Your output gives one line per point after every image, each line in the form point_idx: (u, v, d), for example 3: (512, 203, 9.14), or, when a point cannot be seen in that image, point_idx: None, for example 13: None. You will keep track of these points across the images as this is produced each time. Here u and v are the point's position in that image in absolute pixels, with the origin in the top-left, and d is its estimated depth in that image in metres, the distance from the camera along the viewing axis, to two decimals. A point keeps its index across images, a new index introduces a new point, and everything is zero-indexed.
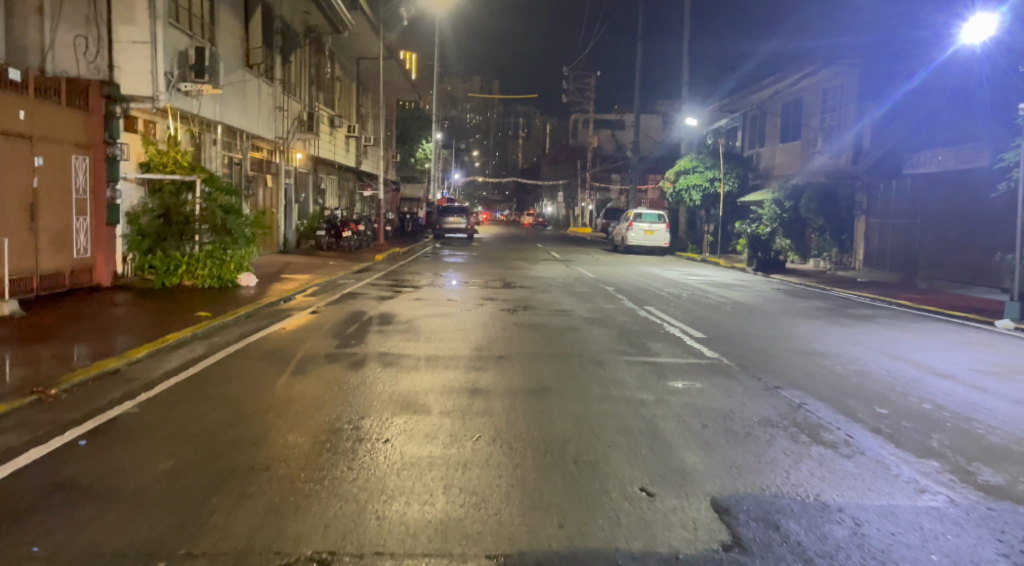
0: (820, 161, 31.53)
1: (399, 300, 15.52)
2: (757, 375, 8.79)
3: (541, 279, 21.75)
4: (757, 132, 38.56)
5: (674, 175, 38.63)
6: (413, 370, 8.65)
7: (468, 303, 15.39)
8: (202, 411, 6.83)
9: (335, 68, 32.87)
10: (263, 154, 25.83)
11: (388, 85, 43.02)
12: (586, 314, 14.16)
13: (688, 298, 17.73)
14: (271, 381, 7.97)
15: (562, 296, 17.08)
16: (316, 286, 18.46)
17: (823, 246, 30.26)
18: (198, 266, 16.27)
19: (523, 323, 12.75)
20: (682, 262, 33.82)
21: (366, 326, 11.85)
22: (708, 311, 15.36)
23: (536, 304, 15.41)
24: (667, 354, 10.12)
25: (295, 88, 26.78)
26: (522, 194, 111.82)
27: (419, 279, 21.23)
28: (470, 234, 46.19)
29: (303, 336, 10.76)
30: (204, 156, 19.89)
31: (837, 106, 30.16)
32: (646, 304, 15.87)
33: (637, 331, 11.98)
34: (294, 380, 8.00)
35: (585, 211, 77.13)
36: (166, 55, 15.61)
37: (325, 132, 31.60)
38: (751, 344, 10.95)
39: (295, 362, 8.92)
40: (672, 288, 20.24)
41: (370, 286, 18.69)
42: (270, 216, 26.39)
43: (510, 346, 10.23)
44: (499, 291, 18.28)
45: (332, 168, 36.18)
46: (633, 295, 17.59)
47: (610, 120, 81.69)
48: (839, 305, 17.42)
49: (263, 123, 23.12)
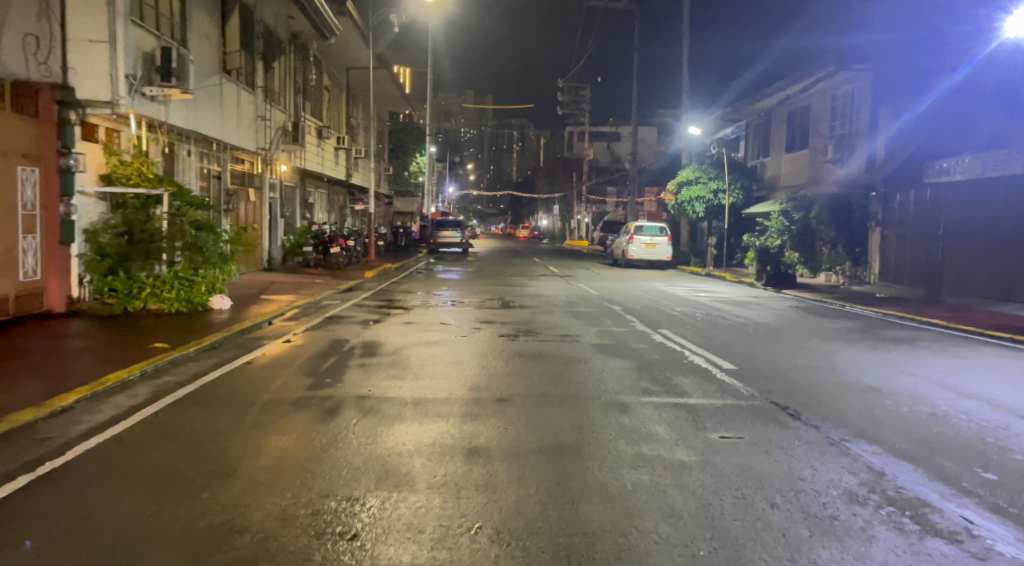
0: (830, 170, 30.33)
1: (388, 325, 14.03)
2: (810, 420, 7.30)
3: (541, 298, 20.29)
4: (761, 142, 37.31)
5: (675, 186, 37.17)
6: (397, 420, 7.07)
7: (463, 327, 13.85)
8: (119, 491, 5.38)
9: (322, 76, 31.43)
10: (246, 167, 24.35)
11: (378, 96, 41.62)
12: (596, 340, 12.67)
13: (704, 319, 16.26)
14: (219, 439, 6.45)
15: (567, 318, 15.57)
16: (297, 308, 16.97)
17: (835, 259, 29.08)
18: (165, 289, 14.82)
19: (526, 352, 11.24)
20: (686, 276, 32.48)
21: (348, 358, 10.33)
22: (729, 334, 13.90)
23: (539, 329, 13.92)
24: (698, 392, 8.61)
25: (279, 97, 25.34)
26: (517, 207, 110.51)
27: (409, 298, 19.73)
28: (464, 248, 44.68)
29: (272, 373, 9.26)
30: (177, 169, 18.38)
31: (849, 113, 28.97)
32: (661, 327, 14.41)
33: (658, 361, 10.49)
34: (246, 437, 6.51)
35: (582, 224, 75.79)
36: (127, 56, 14.11)
37: (312, 143, 30.12)
38: (792, 378, 9.45)
39: (254, 411, 7.41)
40: (683, 307, 18.78)
41: (357, 307, 17.15)
42: (253, 232, 24.88)
43: (514, 383, 8.72)
44: (497, 311, 16.79)
45: (321, 182, 34.69)
46: (644, 316, 16.15)
47: (605, 132, 80.46)
48: (869, 325, 15.98)
49: (243, 134, 21.65)
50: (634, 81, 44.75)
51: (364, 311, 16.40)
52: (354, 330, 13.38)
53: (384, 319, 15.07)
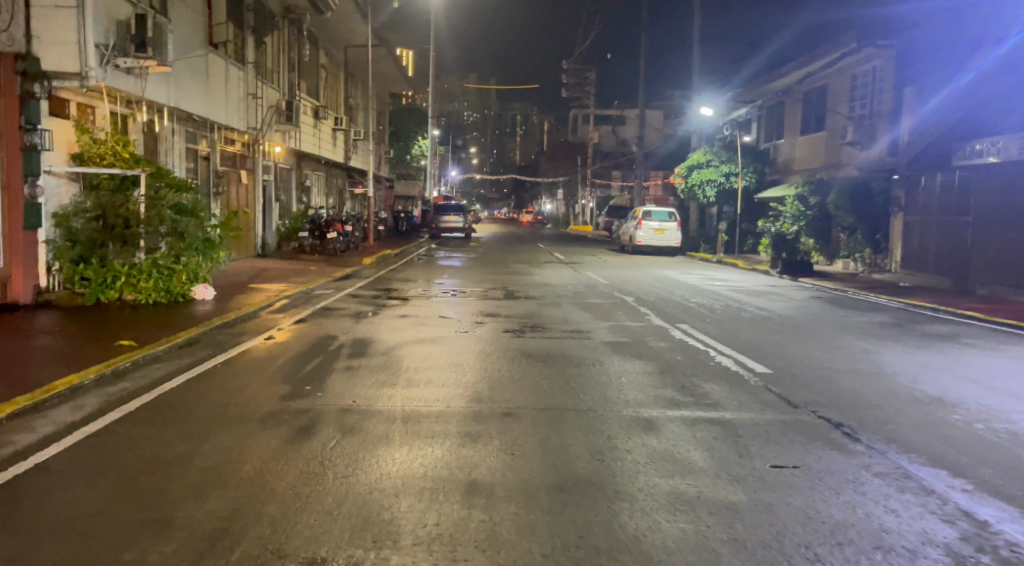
0: (849, 153, 29.19)
1: (382, 319, 12.92)
2: (872, 441, 6.18)
3: (547, 287, 19.16)
4: (774, 124, 36.13)
5: (685, 169, 35.94)
6: (384, 442, 5.96)
7: (465, 321, 12.75)
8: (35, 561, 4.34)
9: (318, 54, 30.22)
10: (237, 148, 23.23)
11: (378, 76, 40.35)
12: (609, 337, 11.54)
13: (723, 312, 15.14)
14: (169, 471, 5.39)
15: (575, 310, 14.47)
16: (287, 299, 15.85)
17: (853, 246, 28.18)
18: (142, 278, 13.68)
19: (532, 351, 10.14)
20: (697, 263, 31.38)
21: (334, 359, 9.22)
22: (753, 329, 12.79)
23: (547, 323, 12.81)
24: (732, 402, 7.46)
25: (272, 74, 24.19)
26: (520, 191, 109.20)
27: (408, 287, 18.63)
28: (467, 233, 43.52)
29: (246, 380, 8.18)
30: (160, 150, 17.27)
31: (869, 94, 27.97)
32: (678, 321, 13.29)
33: (681, 363, 9.36)
34: (203, 471, 5.43)
35: (586, 209, 74.54)
36: (97, 23, 13.03)
37: (308, 123, 28.97)
38: (836, 384, 8.34)
39: (219, 430, 6.32)
40: (700, 298, 17.66)
41: (350, 297, 16.04)
42: (245, 217, 23.78)
43: (521, 392, 7.60)
44: (501, 302, 15.69)
45: (318, 164, 33.53)
46: (658, 308, 15.03)
47: (610, 115, 79.12)
48: (902, 317, 14.86)
49: (232, 113, 20.52)
50: (641, 62, 43.44)
51: (358, 303, 15.31)
52: (343, 325, 12.28)
53: (379, 311, 13.94)
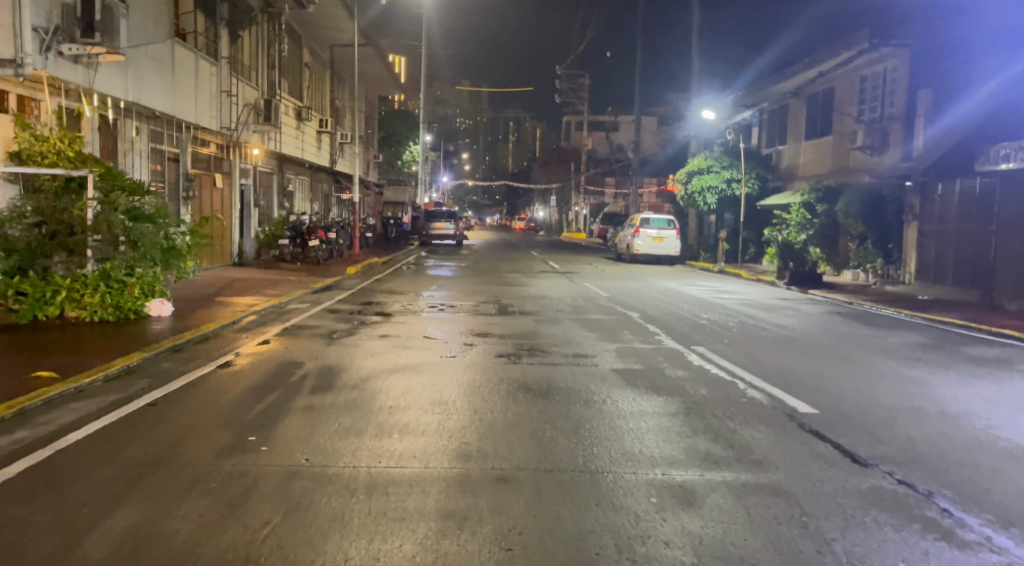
0: (858, 158, 27.86)
1: (363, 341, 11.41)
2: (971, 522, 4.83)
3: (543, 300, 17.67)
4: (777, 128, 34.82)
5: (685, 175, 34.47)
6: (339, 536, 4.54)
7: (453, 342, 11.26)
8: None
9: (301, 52, 28.77)
10: (213, 150, 21.72)
11: (366, 78, 38.89)
12: (617, 363, 10.08)
13: (740, 330, 13.69)
14: None
15: (577, 329, 13.01)
16: (257, 314, 14.30)
17: (864, 256, 26.77)
18: (86, 291, 12.12)
19: (528, 381, 8.67)
20: (698, 274, 30.01)
21: (294, 394, 7.69)
22: (778, 352, 11.36)
23: (544, 344, 11.34)
24: (780, 457, 5.97)
25: (249, 72, 22.76)
26: (513, 198, 107.91)
27: (392, 300, 17.14)
28: (458, 241, 42.06)
29: (177, 425, 6.62)
30: (119, 150, 15.76)
31: (879, 96, 26.75)
32: (693, 343, 11.82)
33: (706, 398, 7.90)
34: None
35: (579, 216, 73.21)
36: (35, 4, 11.52)
37: (290, 124, 27.51)
38: (902, 430, 6.88)
39: (111, 518, 4.79)
40: (711, 313, 16.21)
41: (327, 313, 14.54)
42: (220, 223, 22.27)
43: (518, 443, 6.17)
44: (493, 319, 14.22)
45: (301, 168, 31.99)
46: (668, 327, 13.61)
47: (603, 121, 77.91)
48: (939, 337, 13.45)
49: (203, 112, 19.03)
50: (637, 64, 42.06)
51: (335, 320, 13.77)
52: (312, 349, 10.74)
53: (357, 331, 12.44)
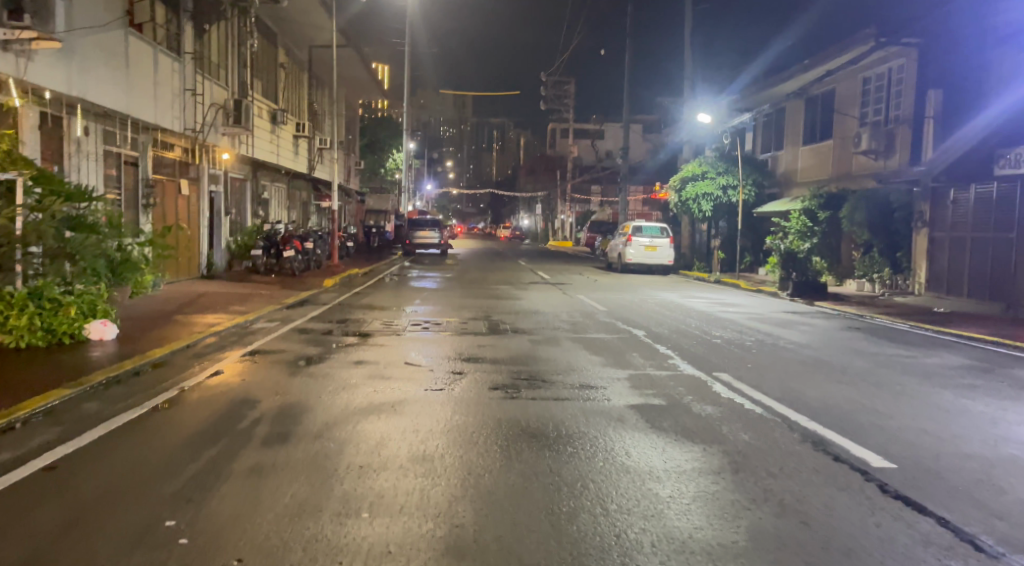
0: (862, 162, 26.56)
1: (335, 369, 9.90)
2: None
3: (536, 316, 16.16)
4: (773, 132, 33.52)
5: (678, 182, 33.14)
6: None
7: (439, 371, 9.76)
8: None
9: (276, 52, 27.27)
10: (178, 154, 20.15)
11: (346, 82, 37.39)
12: (632, 396, 8.60)
13: (761, 352, 12.20)
14: None
15: (579, 352, 11.51)
16: (216, 335, 12.73)
17: (870, 265, 25.35)
18: (11, 311, 10.60)
19: (529, 424, 7.18)
20: (695, 284, 28.66)
21: (239, 448, 6.23)
22: (811, 378, 9.92)
23: (544, 372, 9.86)
24: (868, 544, 4.57)
25: (218, 70, 21.23)
26: (498, 207, 106.41)
27: (371, 316, 15.61)
28: (443, 250, 40.51)
29: (78, 507, 5.14)
30: (65, 152, 14.24)
31: (884, 98, 25.51)
32: (714, 369, 10.38)
33: (750, 444, 6.50)
34: None
35: (565, 224, 71.74)
36: None
37: (264, 128, 25.94)
38: (1006, 492, 5.47)
39: None
40: (723, 332, 14.75)
41: (297, 334, 12.99)
42: (186, 233, 20.66)
43: (528, 530, 4.74)
44: (484, 340, 12.74)
45: (278, 175, 30.37)
46: (681, 348, 12.17)
47: (589, 129, 76.61)
48: (983, 358, 12.02)
49: (164, 112, 17.51)
50: (627, 68, 40.68)
51: (305, 342, 12.23)
52: (272, 381, 9.23)
53: (328, 356, 10.90)
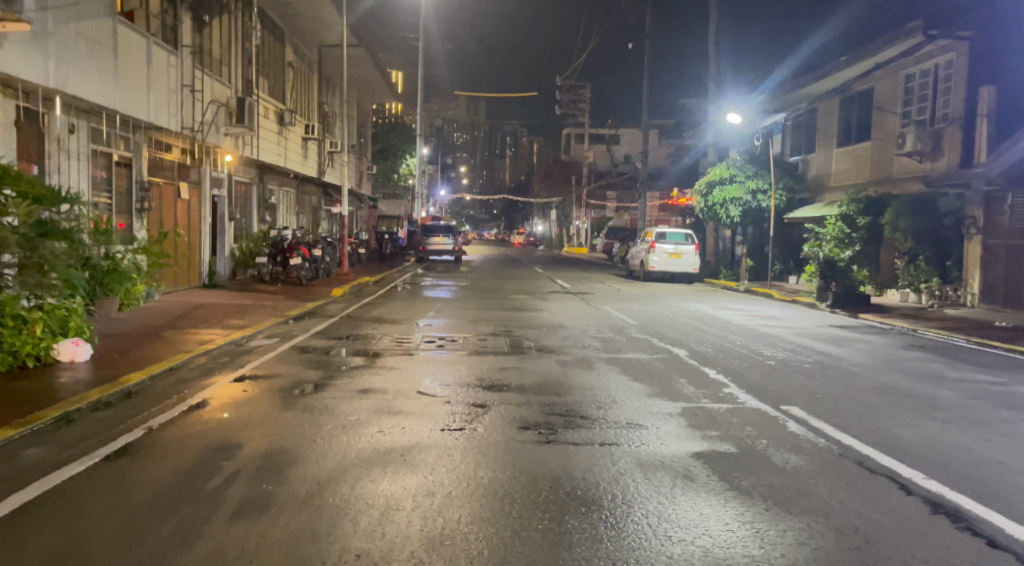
0: (905, 165, 25.07)
1: (343, 400, 8.51)
2: None
3: (562, 331, 14.72)
4: (805, 134, 31.98)
5: (704, 186, 31.62)
6: None
7: (459, 404, 8.31)
8: None
9: (283, 49, 25.91)
10: (179, 156, 18.83)
11: (357, 83, 36.02)
12: (692, 442, 7.14)
13: (827, 377, 10.72)
14: None
15: (618, 378, 10.06)
16: (209, 354, 11.31)
17: (915, 275, 23.90)
18: None
19: (577, 484, 5.79)
20: (725, 294, 27.16)
21: (201, 530, 4.92)
22: (899, 412, 8.48)
23: (581, 405, 8.43)
24: None
25: (221, 66, 19.83)
26: (511, 213, 105.08)
27: (385, 332, 14.22)
28: (457, 256, 39.11)
29: None
30: (45, 150, 12.86)
31: (930, 97, 23.98)
32: (779, 402, 8.95)
33: (871, 525, 5.11)
34: None
35: (579, 230, 70.27)
36: None
37: (270, 128, 24.59)
38: None
39: None
40: (773, 350, 13.29)
41: (302, 354, 11.60)
42: (185, 239, 19.31)
43: None
44: (509, 361, 11.32)
45: (286, 179, 29.04)
46: (735, 373, 10.72)
47: (604, 134, 75.14)
48: None
49: (161, 108, 16.08)
50: (647, 68, 39.10)
51: (309, 364, 10.80)
52: (262, 416, 7.82)
53: (334, 381, 9.48)
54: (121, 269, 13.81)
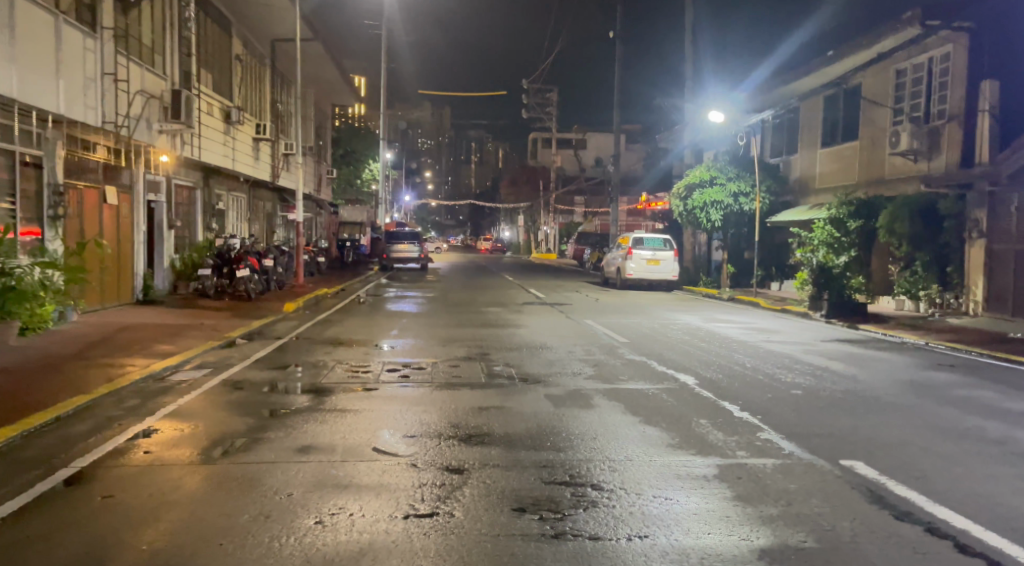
0: (897, 164, 23.47)
1: (279, 466, 6.47)
2: None
3: (545, 355, 12.69)
4: (788, 133, 30.32)
5: (682, 189, 29.68)
6: None
7: (428, 470, 6.30)
8: None
9: (229, 41, 23.67)
10: (107, 156, 16.64)
11: (316, 82, 33.79)
12: (746, 528, 5.26)
13: (871, 414, 8.80)
14: None
15: (626, 423, 8.09)
16: (118, 395, 9.20)
17: (914, 281, 22.05)
18: None
19: None
20: (711, 304, 25.39)
21: None
22: (991, 472, 6.59)
23: (587, 467, 6.49)
24: None
25: (153, 55, 17.63)
26: (477, 219, 102.98)
27: (338, 358, 12.12)
28: (423, 264, 37.00)
29: None
30: None
31: (924, 92, 22.36)
32: (833, 453, 7.08)
33: None
34: None
35: (547, 236, 68.43)
36: None
37: (215, 128, 22.36)
38: None
39: None
40: (792, 375, 11.36)
41: (235, 392, 9.51)
42: (112, 251, 17.09)
43: None
44: (487, 396, 9.34)
45: (235, 183, 26.75)
46: (763, 411, 8.80)
47: (571, 138, 73.35)
48: None
49: (75, 99, 13.89)
50: (619, 66, 37.24)
51: (241, 408, 8.71)
52: (158, 493, 5.78)
53: (266, 436, 7.38)
54: (21, 287, 11.81)
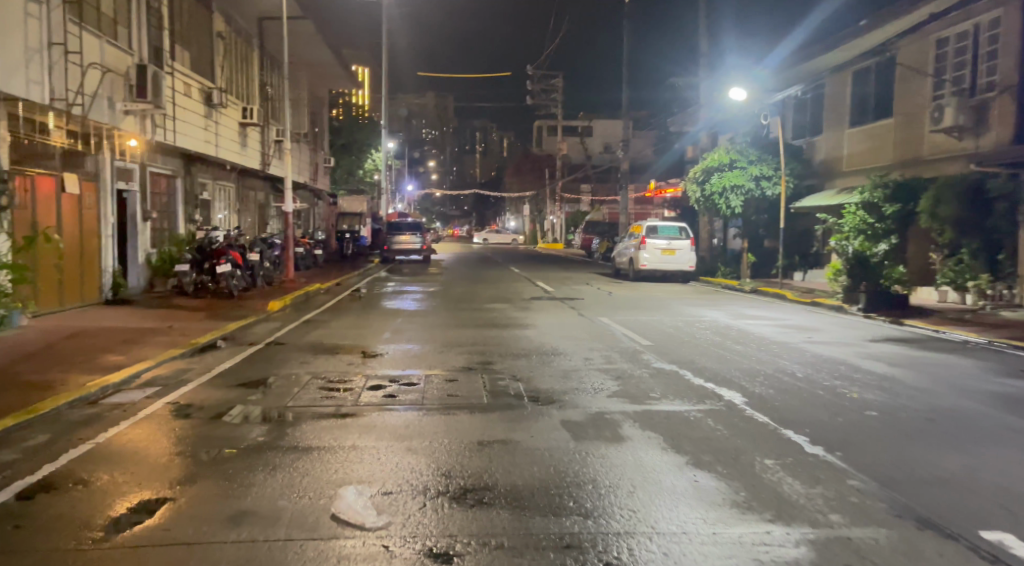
0: (938, 142, 21.48)
1: (202, 553, 4.69)
2: None
3: (559, 364, 10.78)
4: (812, 113, 28.28)
5: (699, 174, 27.66)
6: None
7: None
8: None
9: (209, 16, 21.75)
10: (66, 138, 14.77)
11: (309, 65, 31.90)
12: None
13: (979, 444, 6.94)
14: None
15: (671, 467, 6.17)
16: (32, 428, 7.36)
17: (958, 271, 19.73)
18: None
19: None
20: (734, 297, 23.47)
21: None
22: None
23: (627, 550, 4.68)
24: None
25: (115, 26, 15.77)
26: (482, 209, 100.96)
27: (316, 370, 10.26)
28: (425, 256, 35.15)
29: None
30: None
31: (968, 62, 20.35)
32: (959, 513, 5.26)
33: None
34: None
35: (554, 226, 66.37)
36: None
37: (193, 110, 20.48)
38: None
39: None
40: (857, 389, 9.42)
41: (180, 421, 7.65)
42: (71, 245, 15.27)
43: None
44: (489, 425, 7.44)
45: (221, 171, 24.90)
46: (845, 442, 6.92)
47: (577, 126, 71.23)
48: None
49: (14, 71, 12.05)
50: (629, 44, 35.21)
51: (177, 446, 6.83)
52: None
53: (194, 496, 5.54)
54: None
